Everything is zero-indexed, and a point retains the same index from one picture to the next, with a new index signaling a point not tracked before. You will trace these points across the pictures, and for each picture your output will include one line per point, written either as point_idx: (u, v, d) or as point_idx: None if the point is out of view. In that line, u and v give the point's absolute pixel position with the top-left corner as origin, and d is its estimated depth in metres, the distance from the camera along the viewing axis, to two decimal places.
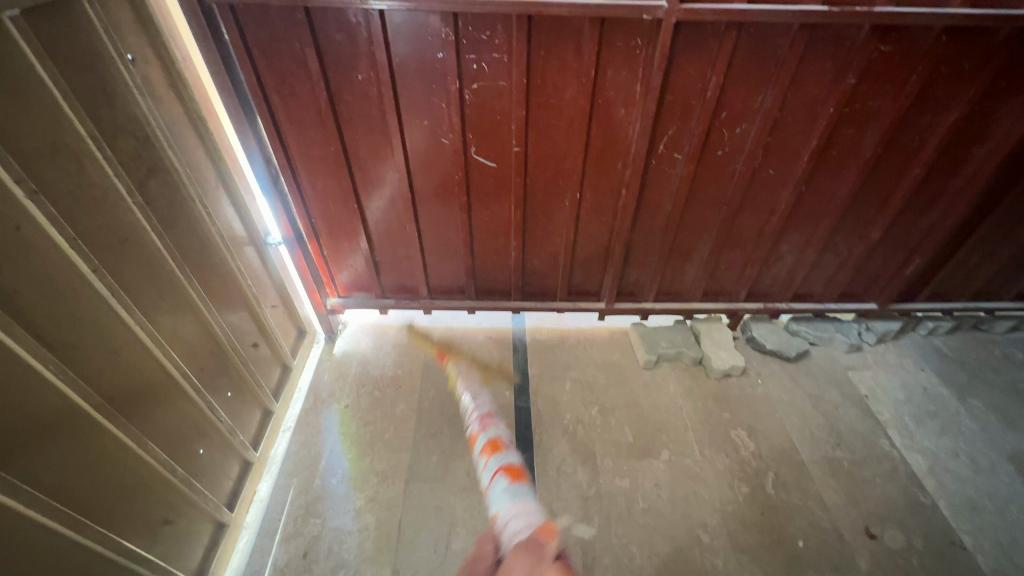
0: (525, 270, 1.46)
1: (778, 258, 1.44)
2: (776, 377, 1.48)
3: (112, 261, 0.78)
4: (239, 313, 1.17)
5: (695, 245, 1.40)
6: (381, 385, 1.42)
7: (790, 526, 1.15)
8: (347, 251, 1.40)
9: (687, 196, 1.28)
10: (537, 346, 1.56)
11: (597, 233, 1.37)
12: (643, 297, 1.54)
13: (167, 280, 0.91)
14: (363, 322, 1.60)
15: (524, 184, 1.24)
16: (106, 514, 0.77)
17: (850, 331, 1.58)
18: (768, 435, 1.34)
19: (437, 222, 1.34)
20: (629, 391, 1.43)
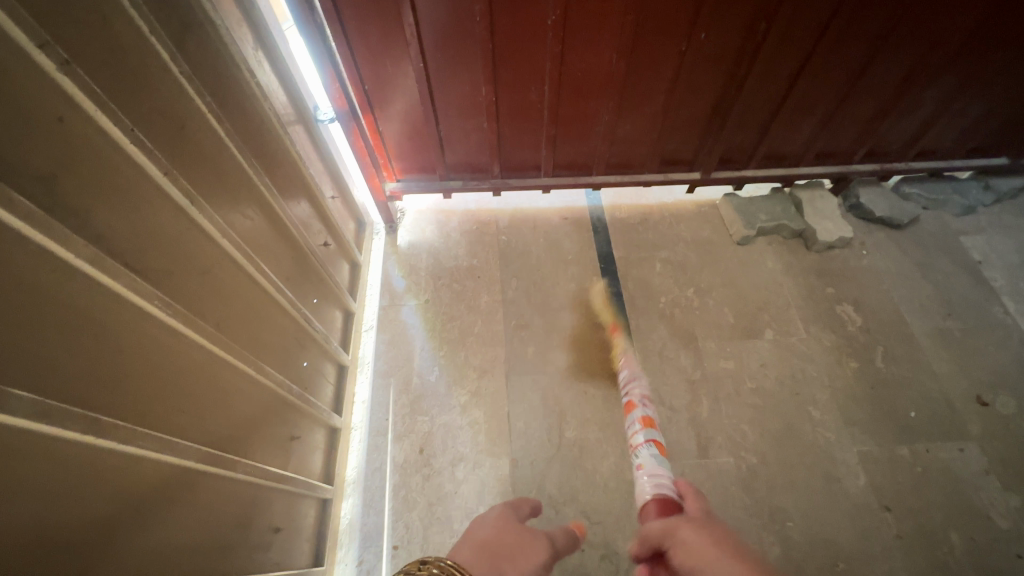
0: (613, 139, 1.25)
1: (917, 109, 1.21)
2: (883, 247, 1.36)
3: (176, 159, 0.60)
4: (305, 209, 1.00)
5: (823, 96, 1.17)
6: (458, 277, 1.31)
7: (901, 398, 1.14)
8: (406, 124, 1.17)
9: (837, 31, 1.01)
10: (618, 226, 1.41)
11: (710, 87, 1.12)
12: (743, 164, 1.34)
13: (235, 179, 0.73)
14: (423, 208, 1.43)
15: (633, 23, 0.97)
16: (244, 445, 0.71)
17: (969, 193, 1.41)
18: (876, 309, 1.27)
19: (516, 83, 1.09)
20: (725, 270, 1.33)
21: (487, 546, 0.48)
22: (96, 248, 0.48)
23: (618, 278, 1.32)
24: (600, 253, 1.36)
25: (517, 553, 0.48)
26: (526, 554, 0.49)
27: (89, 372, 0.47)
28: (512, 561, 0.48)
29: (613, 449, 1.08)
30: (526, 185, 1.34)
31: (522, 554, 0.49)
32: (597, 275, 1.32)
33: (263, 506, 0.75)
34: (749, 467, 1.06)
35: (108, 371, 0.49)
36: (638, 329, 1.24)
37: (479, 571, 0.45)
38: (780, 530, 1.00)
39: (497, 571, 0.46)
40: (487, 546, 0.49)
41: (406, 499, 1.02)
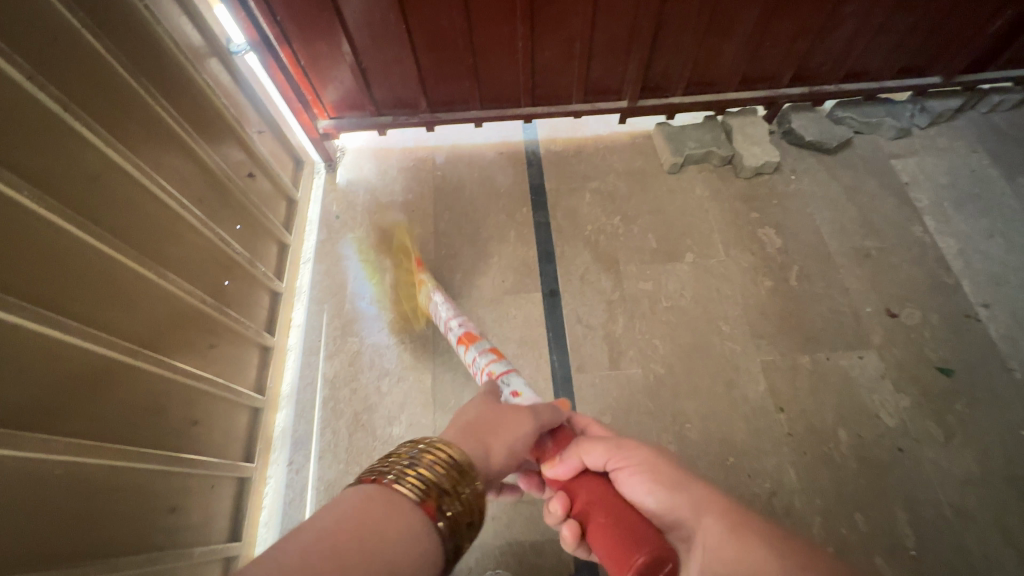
0: (535, 67, 1.26)
1: (837, 26, 1.21)
2: (812, 171, 1.38)
3: (48, 69, 0.65)
4: (226, 140, 1.05)
5: (739, 15, 1.17)
6: (393, 211, 1.37)
7: (810, 312, 1.19)
8: (327, 58, 1.20)
9: None
10: (552, 159, 1.44)
11: (621, 8, 1.13)
12: (671, 92, 1.36)
13: (124, 95, 0.78)
14: (361, 147, 1.47)
15: None
16: (155, 342, 0.79)
17: (902, 114, 1.40)
18: (797, 231, 1.30)
19: (427, 8, 1.10)
20: (653, 199, 1.36)
21: (475, 423, 0.58)
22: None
23: (548, 208, 1.36)
24: (532, 185, 1.40)
25: (505, 432, 0.58)
26: (512, 423, 0.60)
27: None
28: (498, 434, 0.58)
29: (529, 362, 1.15)
30: (457, 119, 1.37)
31: (512, 425, 0.59)
32: (528, 207, 1.36)
33: (178, 399, 0.83)
34: (657, 376, 1.13)
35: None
36: (563, 255, 1.28)
37: (473, 445, 0.54)
38: (679, 431, 1.07)
39: (488, 443, 0.56)
40: (471, 425, 0.58)
41: (334, 409, 1.11)
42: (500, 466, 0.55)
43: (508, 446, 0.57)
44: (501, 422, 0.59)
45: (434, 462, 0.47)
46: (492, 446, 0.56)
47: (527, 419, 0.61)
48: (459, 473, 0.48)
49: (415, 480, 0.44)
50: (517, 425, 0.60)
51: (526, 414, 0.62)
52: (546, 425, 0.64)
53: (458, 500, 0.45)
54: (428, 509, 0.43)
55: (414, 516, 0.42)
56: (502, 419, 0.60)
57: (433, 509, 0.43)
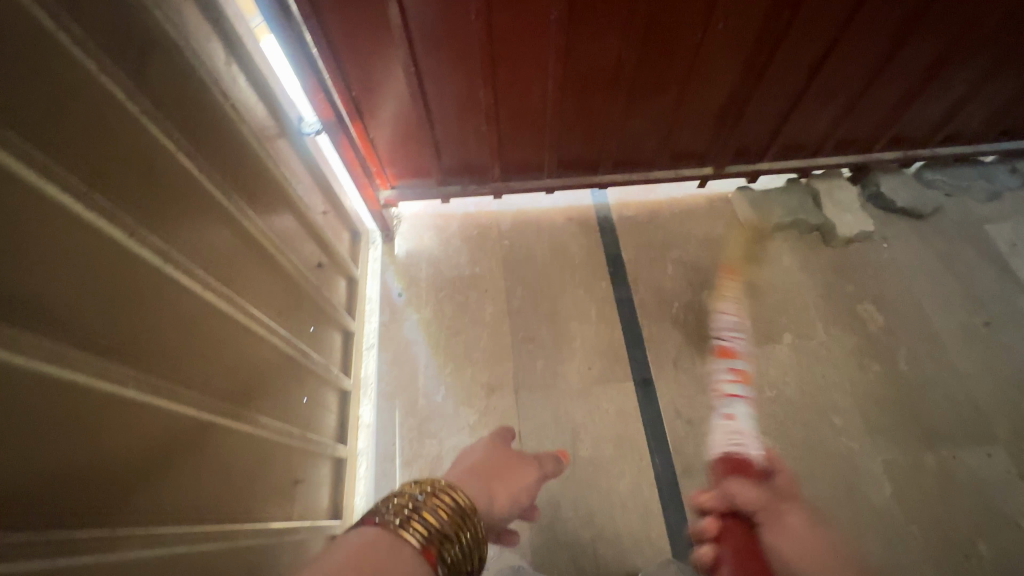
0: (621, 136, 1.17)
1: (943, 94, 1.13)
2: (904, 238, 1.30)
3: (140, 208, 0.50)
4: (298, 231, 0.94)
5: (847, 84, 1.08)
6: (460, 287, 1.26)
7: (926, 402, 1.10)
8: (398, 130, 1.10)
9: (867, 17, 0.92)
10: (627, 226, 1.34)
11: (723, 78, 1.04)
12: (759, 158, 1.27)
13: (210, 207, 0.63)
14: (420, 214, 1.36)
15: (644, 22, 0.91)
16: (250, 505, 0.67)
17: (996, 177, 1.34)
18: (898, 306, 1.21)
19: (515, 82, 1.01)
20: (740, 270, 1.27)
21: (479, 468, 0.56)
22: (48, 344, 0.39)
23: (628, 282, 1.26)
24: (609, 255, 1.30)
25: (508, 477, 0.56)
26: (518, 473, 0.58)
27: (69, 494, 0.40)
28: (503, 481, 0.56)
29: (629, 466, 1.05)
30: (529, 187, 1.27)
31: (519, 476, 0.58)
32: (606, 280, 1.26)
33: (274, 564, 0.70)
34: None
35: (79, 498, 0.41)
36: (651, 337, 1.19)
37: (476, 493, 0.53)
38: None
39: (491, 491, 0.55)
40: (477, 470, 0.57)
41: None
42: (501, 514, 0.55)
43: (510, 494, 0.56)
44: (507, 470, 0.58)
45: (442, 509, 0.46)
46: (495, 496, 0.55)
47: (532, 469, 0.60)
48: (463, 518, 0.47)
49: (420, 527, 0.43)
50: (521, 476, 0.58)
51: (531, 465, 0.60)
52: (548, 475, 0.62)
53: (459, 550, 0.45)
54: (429, 556, 0.43)
55: (414, 564, 0.42)
56: (507, 466, 0.58)
57: (433, 557, 0.43)
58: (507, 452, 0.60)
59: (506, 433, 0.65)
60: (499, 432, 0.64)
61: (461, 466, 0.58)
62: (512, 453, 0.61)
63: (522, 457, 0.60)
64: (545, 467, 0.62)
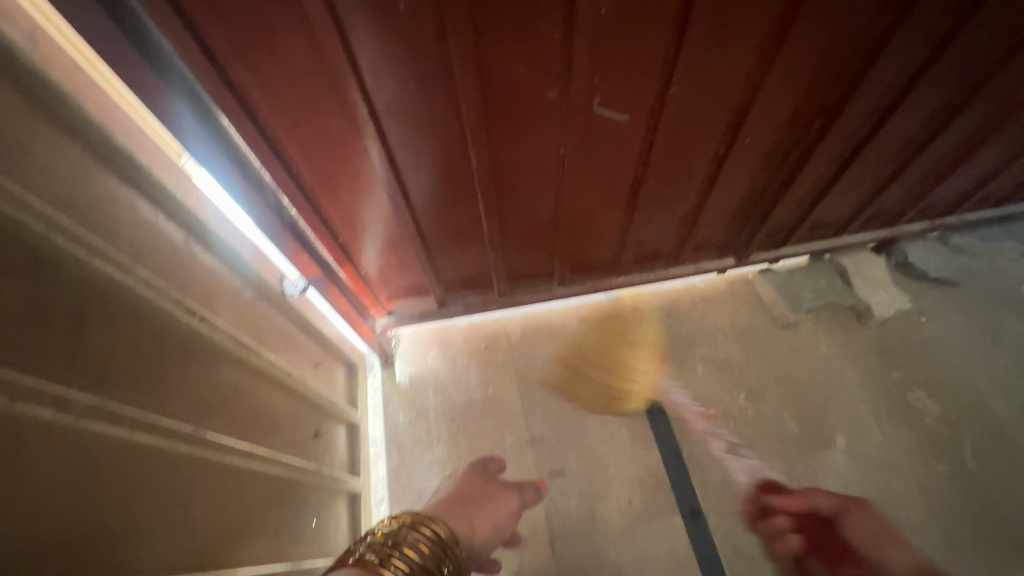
0: (638, 242, 1.06)
1: (973, 166, 1.05)
2: (944, 309, 1.21)
3: (18, 536, 0.36)
4: (293, 407, 0.81)
5: (874, 171, 1.00)
6: (474, 414, 1.13)
7: (1008, 507, 0.99)
8: (393, 263, 0.99)
9: (901, 111, 0.84)
10: (647, 323, 1.24)
11: (750, 179, 0.94)
12: (782, 242, 1.18)
13: (143, 452, 0.47)
14: (421, 331, 1.24)
15: (664, 143, 0.80)
16: None
17: (1023, 234, 1.28)
18: (952, 392, 1.11)
19: (523, 210, 0.90)
20: (777, 364, 1.16)
21: (464, 497, 0.80)
22: None
23: (658, 390, 1.15)
24: None
25: (489, 502, 0.81)
26: (496, 501, 0.82)
27: None
28: (481, 508, 0.79)
29: None
30: (539, 297, 1.16)
31: (492, 504, 0.81)
32: (634, 391, 1.15)
33: None
34: None
35: None
36: (693, 457, 1.07)
37: (458, 521, 0.74)
38: None
39: (473, 520, 0.76)
40: (459, 501, 0.79)
41: None
42: (481, 541, 0.75)
43: (490, 521, 0.78)
44: (483, 497, 0.81)
45: (421, 543, 0.62)
46: (475, 522, 0.76)
47: (510, 498, 0.84)
48: (440, 550, 0.63)
49: (400, 562, 0.59)
50: (497, 505, 0.81)
51: (508, 495, 0.84)
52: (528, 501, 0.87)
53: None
54: None
55: None
56: (486, 489, 0.84)
57: None
58: (483, 487, 0.84)
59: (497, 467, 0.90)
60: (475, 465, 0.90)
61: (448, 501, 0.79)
62: (488, 485, 0.86)
63: (494, 489, 0.84)
64: (517, 489, 0.87)
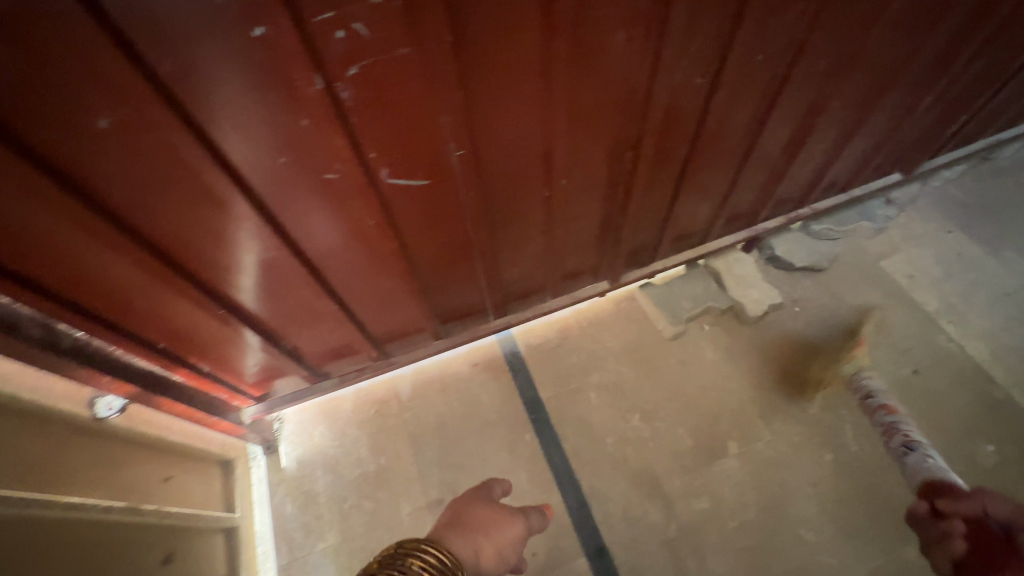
0: (503, 285, 1.04)
1: (807, 163, 1.10)
2: (813, 297, 1.26)
3: None
4: (128, 540, 0.73)
5: (714, 184, 1.02)
6: (367, 488, 1.08)
7: (888, 484, 1.03)
8: (240, 354, 0.92)
9: (711, 131, 0.85)
10: (538, 358, 1.22)
11: (593, 211, 0.93)
12: (652, 258, 1.20)
13: None
14: (306, 407, 1.17)
15: (481, 197, 0.77)
16: None
17: (874, 214, 1.35)
18: (829, 377, 1.15)
19: (360, 282, 0.85)
20: (666, 379, 1.17)
21: (462, 518, 0.72)
22: None
23: (554, 427, 1.13)
24: (526, 400, 1.17)
25: (494, 530, 0.71)
26: (499, 528, 0.72)
27: None
28: (482, 532, 0.70)
29: None
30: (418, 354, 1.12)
31: (498, 527, 0.72)
32: (531, 432, 1.13)
33: None
34: None
35: None
36: (594, 492, 1.05)
37: (460, 546, 0.66)
38: None
39: (476, 542, 0.67)
40: (462, 524, 0.71)
41: None
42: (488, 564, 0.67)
43: (495, 549, 0.69)
44: (486, 519, 0.73)
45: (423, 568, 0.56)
46: (481, 548, 0.67)
47: (514, 524, 0.74)
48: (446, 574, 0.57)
49: None
50: (501, 528, 0.73)
51: (515, 520, 0.74)
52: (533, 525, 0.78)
53: None
54: None
55: None
56: (493, 517, 0.74)
57: None
58: (486, 508, 0.75)
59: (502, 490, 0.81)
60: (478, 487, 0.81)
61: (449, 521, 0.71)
62: (491, 509, 0.76)
63: (496, 508, 0.76)
64: (523, 513, 0.78)
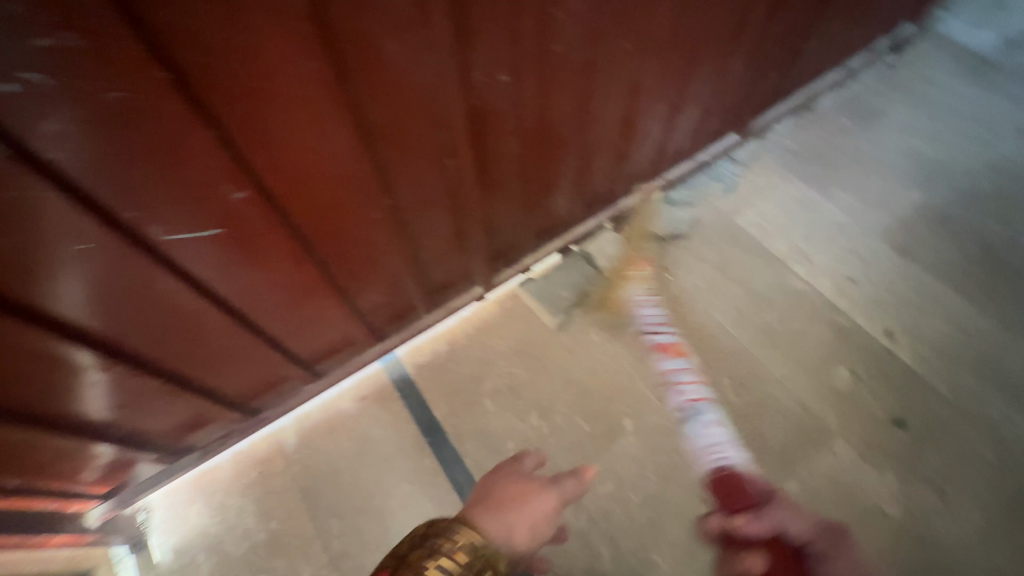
0: (366, 312, 0.98)
1: (647, 139, 1.13)
2: (682, 262, 1.32)
3: None
4: None
5: (561, 174, 1.02)
6: (261, 559, 0.99)
7: (766, 427, 1.11)
8: (60, 459, 0.78)
9: (534, 126, 0.84)
10: (429, 377, 1.17)
11: (437, 225, 0.90)
12: (521, 254, 1.19)
13: None
14: (177, 485, 1.05)
15: (297, 233, 0.72)
16: None
17: (722, 175, 1.44)
18: (704, 337, 1.21)
19: (184, 346, 0.76)
20: (558, 371, 1.17)
21: (495, 498, 0.71)
22: None
23: (455, 445, 1.10)
24: (422, 423, 1.12)
25: (523, 510, 0.71)
26: (530, 501, 0.72)
27: None
28: (516, 510, 0.70)
29: None
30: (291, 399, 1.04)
31: (529, 501, 0.72)
32: (431, 455, 1.09)
33: None
34: None
35: None
36: None
37: (495, 526, 0.67)
38: None
39: (506, 520, 0.68)
40: (494, 501, 0.71)
41: None
42: (520, 542, 0.69)
43: (524, 525, 0.69)
44: (519, 495, 0.73)
45: (459, 552, 0.61)
46: (514, 527, 0.68)
47: (545, 498, 0.74)
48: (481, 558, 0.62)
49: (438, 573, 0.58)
50: (539, 504, 0.73)
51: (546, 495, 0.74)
52: (569, 497, 0.77)
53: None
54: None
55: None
56: (524, 493, 0.73)
57: None
58: (520, 482, 0.75)
59: (534, 462, 0.81)
60: (507, 463, 0.80)
61: (483, 501, 0.71)
62: (524, 483, 0.75)
63: (528, 483, 0.75)
64: (555, 484, 0.76)
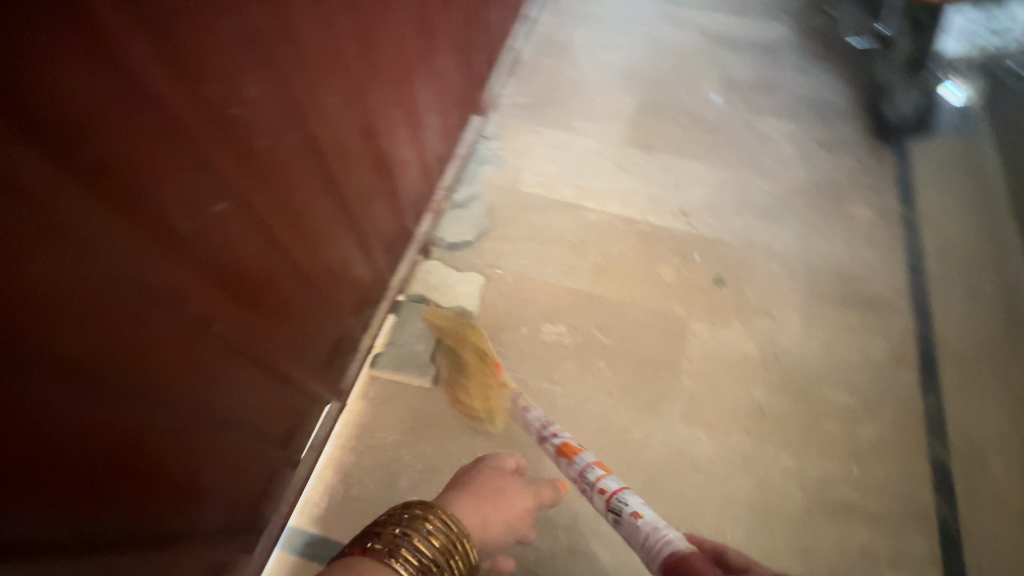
0: (217, 516, 0.80)
1: (406, 165, 1.07)
2: (502, 250, 1.32)
3: None
4: None
5: (346, 251, 0.92)
6: None
7: (641, 346, 1.22)
8: None
9: (288, 233, 0.74)
10: (339, 521, 1.02)
11: (246, 386, 0.75)
12: (355, 339, 1.07)
13: None
14: None
15: (62, 525, 0.53)
16: None
17: (485, 154, 1.48)
18: (556, 304, 1.26)
19: None
20: (459, 421, 1.11)
21: (473, 493, 0.73)
22: None
23: None
24: None
25: (500, 504, 0.75)
26: (508, 497, 0.77)
27: None
28: (496, 505, 0.74)
29: None
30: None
31: (508, 498, 0.76)
32: None
33: None
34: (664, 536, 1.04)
35: None
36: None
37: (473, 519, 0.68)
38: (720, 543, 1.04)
39: (482, 509, 0.71)
40: (476, 496, 0.73)
41: None
42: (492, 533, 0.71)
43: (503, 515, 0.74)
44: (500, 488, 0.77)
45: (432, 537, 0.60)
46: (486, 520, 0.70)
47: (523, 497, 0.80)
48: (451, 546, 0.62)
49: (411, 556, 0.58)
50: (520, 501, 0.79)
51: (511, 478, 0.80)
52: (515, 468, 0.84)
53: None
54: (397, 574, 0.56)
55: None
56: (500, 490, 0.77)
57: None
58: (499, 479, 0.78)
59: (512, 465, 0.83)
60: (491, 456, 0.83)
61: (461, 487, 0.74)
62: (506, 479, 0.79)
63: (514, 483, 0.80)
64: (533, 487, 0.84)
